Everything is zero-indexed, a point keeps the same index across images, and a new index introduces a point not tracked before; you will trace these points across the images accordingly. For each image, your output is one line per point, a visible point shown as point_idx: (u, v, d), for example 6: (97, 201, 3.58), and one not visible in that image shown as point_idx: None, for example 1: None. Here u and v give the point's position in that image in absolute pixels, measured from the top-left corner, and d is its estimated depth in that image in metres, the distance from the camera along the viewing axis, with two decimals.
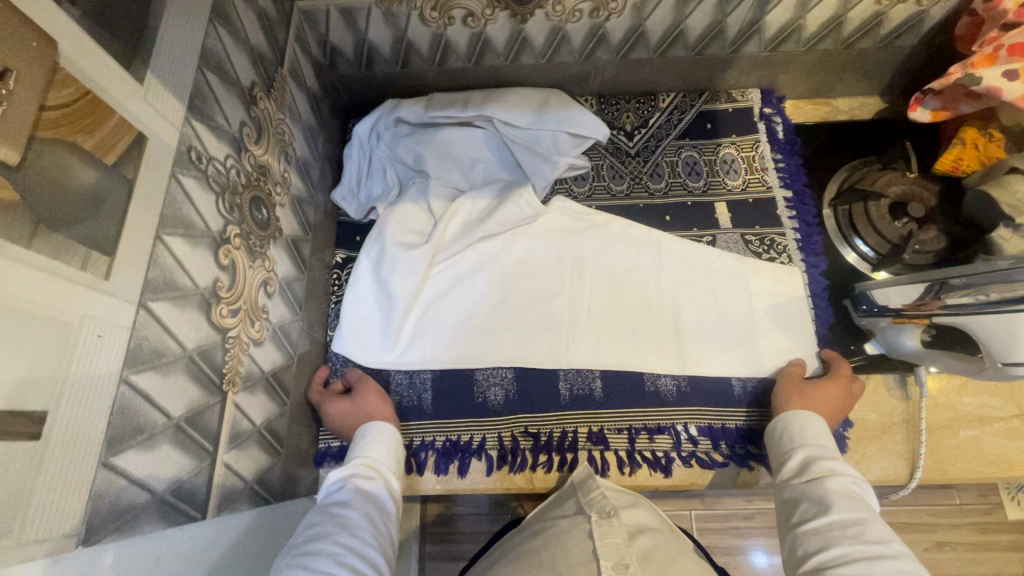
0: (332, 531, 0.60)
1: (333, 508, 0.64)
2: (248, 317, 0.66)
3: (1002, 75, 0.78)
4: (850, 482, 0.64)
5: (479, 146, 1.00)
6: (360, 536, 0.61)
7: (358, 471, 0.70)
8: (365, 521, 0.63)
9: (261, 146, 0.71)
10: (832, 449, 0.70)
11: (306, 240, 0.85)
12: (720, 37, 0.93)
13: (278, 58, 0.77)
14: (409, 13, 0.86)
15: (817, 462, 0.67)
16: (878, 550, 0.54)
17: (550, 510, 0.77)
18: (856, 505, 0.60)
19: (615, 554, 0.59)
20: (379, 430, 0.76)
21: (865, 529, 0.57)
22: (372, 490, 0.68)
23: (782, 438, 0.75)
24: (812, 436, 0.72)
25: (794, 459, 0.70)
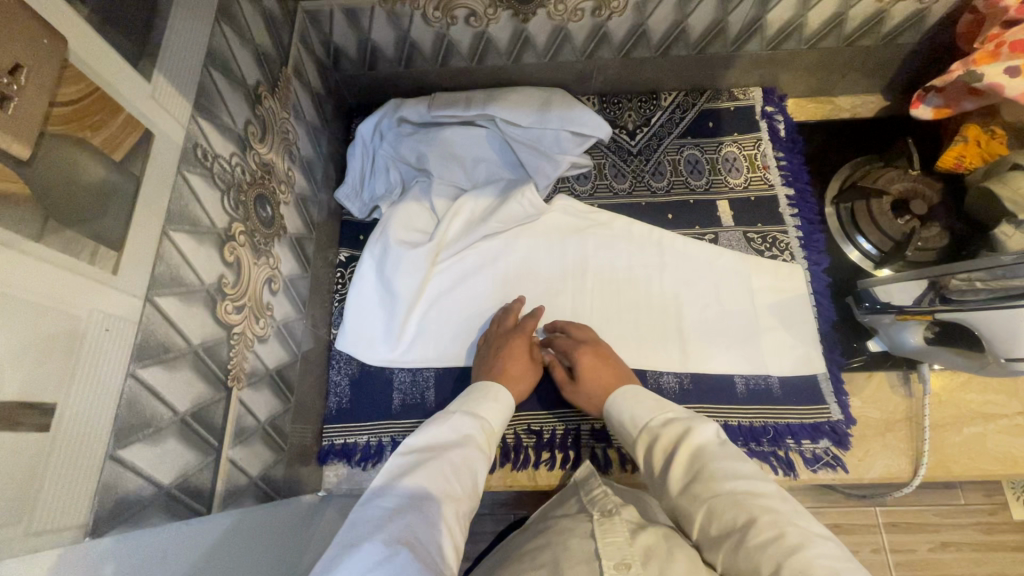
0: (435, 494, 0.59)
1: (444, 459, 0.63)
2: (252, 314, 0.67)
3: (1004, 72, 0.79)
4: (681, 460, 0.61)
5: (482, 145, 1.01)
6: (456, 510, 0.60)
7: (471, 432, 0.69)
8: (465, 492, 0.62)
9: (266, 145, 0.71)
10: (650, 427, 0.68)
11: (310, 239, 0.86)
12: (722, 36, 0.93)
13: (282, 58, 0.77)
14: (412, 13, 0.87)
15: (654, 452, 0.65)
16: (736, 539, 0.52)
17: (549, 511, 0.78)
18: (696, 489, 0.58)
19: (616, 553, 0.57)
20: (495, 393, 0.76)
21: (717, 520, 0.55)
22: (478, 456, 0.67)
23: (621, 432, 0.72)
24: (629, 423, 0.71)
25: (643, 455, 0.68)
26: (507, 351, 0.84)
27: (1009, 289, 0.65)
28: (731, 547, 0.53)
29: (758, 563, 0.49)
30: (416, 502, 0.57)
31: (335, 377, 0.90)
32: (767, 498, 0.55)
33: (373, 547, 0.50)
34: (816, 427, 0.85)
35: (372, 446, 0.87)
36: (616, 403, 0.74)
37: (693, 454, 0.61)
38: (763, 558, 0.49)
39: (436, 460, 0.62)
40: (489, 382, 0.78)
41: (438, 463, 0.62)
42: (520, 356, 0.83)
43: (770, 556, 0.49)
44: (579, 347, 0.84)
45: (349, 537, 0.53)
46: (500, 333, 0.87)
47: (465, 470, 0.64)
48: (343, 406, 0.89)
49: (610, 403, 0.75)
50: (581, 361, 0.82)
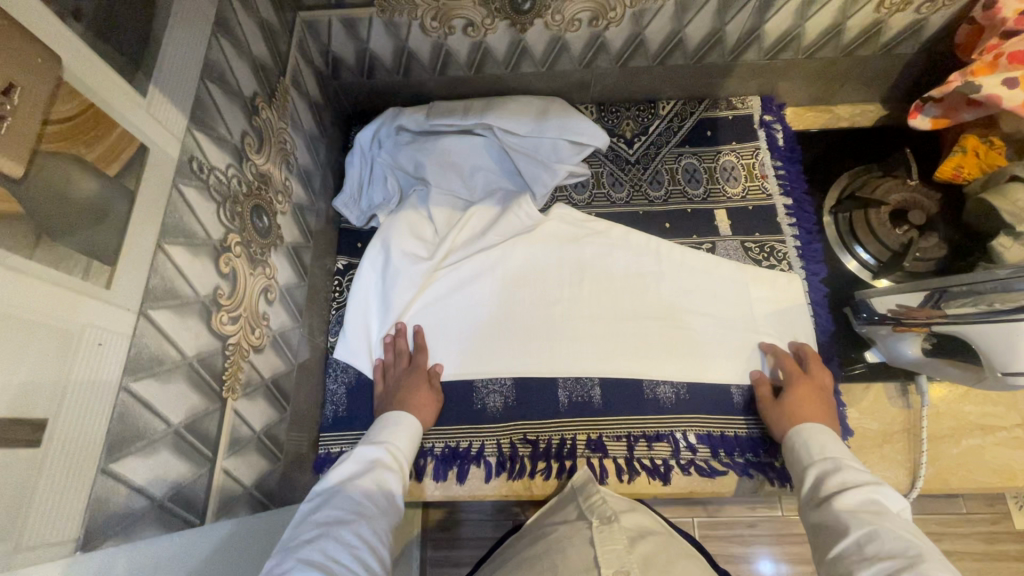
0: (349, 516, 0.59)
1: (352, 488, 0.63)
2: (248, 324, 0.67)
3: (1002, 83, 0.78)
4: (862, 489, 0.60)
5: (479, 154, 1.01)
6: (375, 526, 0.60)
7: (381, 456, 0.70)
8: (382, 511, 0.62)
9: (262, 156, 0.72)
10: (841, 459, 0.66)
11: (308, 248, 0.86)
12: (719, 46, 0.93)
13: (280, 69, 0.78)
14: (410, 23, 0.87)
15: (830, 477, 0.64)
16: (898, 563, 0.50)
17: (545, 518, 0.78)
18: (871, 517, 0.56)
19: (615, 561, 0.59)
20: (400, 421, 0.77)
21: (877, 543, 0.53)
22: (390, 476, 0.67)
23: (801, 456, 0.71)
24: (813, 447, 0.70)
25: (811, 477, 0.67)
26: (406, 387, 0.84)
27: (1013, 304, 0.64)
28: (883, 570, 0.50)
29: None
30: (329, 527, 0.57)
31: (332, 386, 0.90)
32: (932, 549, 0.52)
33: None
34: None
35: None
36: (806, 430, 0.73)
37: (878, 492, 0.60)
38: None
39: (344, 491, 0.63)
40: (397, 414, 0.79)
41: (347, 493, 0.62)
42: (419, 387, 0.84)
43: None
44: (807, 382, 0.82)
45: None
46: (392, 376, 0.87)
47: (379, 492, 0.64)
48: (339, 415, 0.89)
49: (801, 429, 0.74)
50: (810, 391, 0.81)
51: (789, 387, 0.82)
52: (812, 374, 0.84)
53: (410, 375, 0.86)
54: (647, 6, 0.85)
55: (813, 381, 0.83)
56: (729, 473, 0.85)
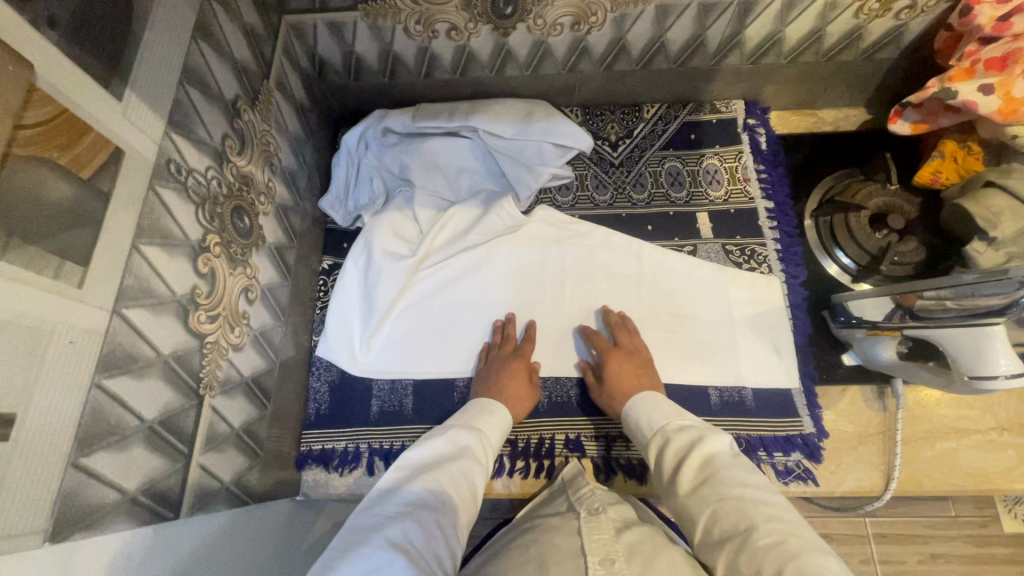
0: (432, 502, 0.62)
1: (439, 472, 0.67)
2: (227, 323, 0.69)
3: (978, 90, 0.78)
4: (694, 464, 0.64)
5: (465, 156, 1.02)
6: (453, 518, 0.62)
7: (467, 444, 0.73)
8: (461, 501, 0.65)
9: (244, 157, 0.73)
10: (664, 429, 0.71)
11: (291, 248, 0.87)
12: (701, 50, 0.94)
13: (264, 72, 0.79)
14: (395, 27, 0.88)
15: (665, 452, 0.69)
16: (737, 543, 0.55)
17: (537, 510, 0.78)
18: (708, 493, 0.60)
19: (602, 550, 0.60)
20: (491, 408, 0.80)
21: (720, 524, 0.57)
22: (473, 467, 0.70)
23: (637, 433, 0.76)
24: (644, 424, 0.74)
25: (653, 459, 0.71)
26: (504, 371, 0.87)
27: (986, 310, 0.64)
28: (731, 550, 0.55)
29: (759, 565, 0.51)
30: (415, 510, 0.60)
31: (315, 384, 0.92)
32: (771, 509, 0.57)
33: (368, 553, 0.53)
34: (788, 439, 0.86)
35: (350, 451, 0.89)
36: (639, 403, 0.78)
37: (708, 461, 0.64)
38: (764, 561, 0.51)
39: (432, 472, 0.66)
40: (486, 402, 0.82)
41: (432, 476, 0.66)
42: (517, 378, 0.86)
43: (772, 563, 0.51)
44: (614, 353, 0.87)
45: (346, 543, 0.56)
46: (496, 357, 0.90)
47: (461, 481, 0.67)
48: (322, 412, 0.91)
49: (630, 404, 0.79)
50: (624, 362, 0.86)
51: (602, 364, 0.87)
52: (619, 343, 0.89)
53: (514, 361, 0.88)
54: (628, 11, 0.85)
55: (626, 350, 0.88)
56: None
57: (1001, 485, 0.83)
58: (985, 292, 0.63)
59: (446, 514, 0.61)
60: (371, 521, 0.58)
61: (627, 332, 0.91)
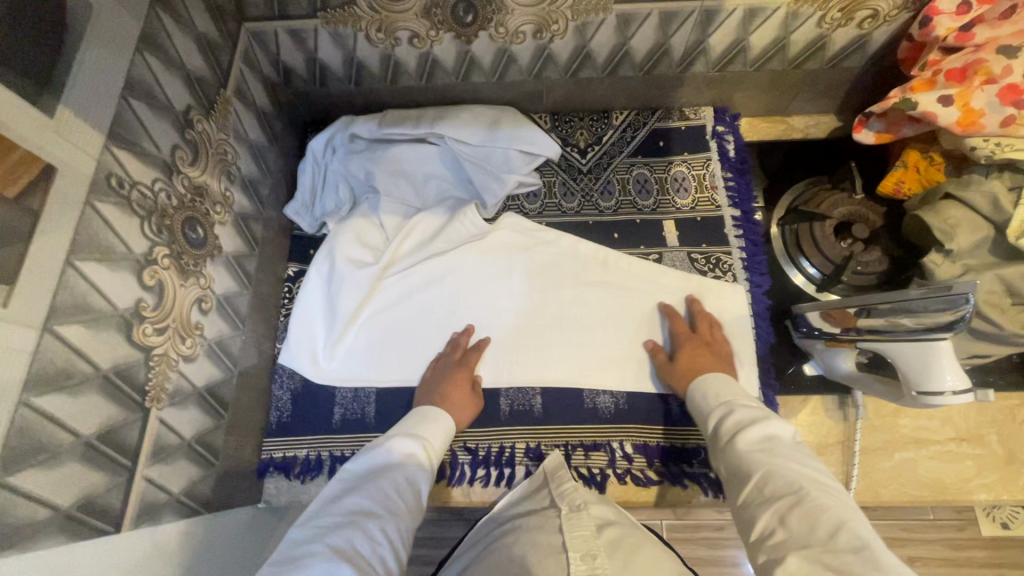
0: (376, 510, 0.62)
1: (383, 479, 0.67)
2: (177, 334, 0.69)
3: (937, 100, 0.77)
4: (757, 429, 0.66)
5: (433, 162, 1.02)
6: (399, 524, 0.63)
7: (413, 451, 0.73)
8: (406, 507, 0.66)
9: (198, 168, 0.73)
10: (731, 402, 0.73)
11: (251, 256, 0.87)
12: (667, 58, 0.93)
13: (221, 80, 0.79)
14: (356, 34, 0.88)
15: (723, 422, 0.70)
16: (790, 501, 0.56)
17: (518, 500, 0.77)
18: (764, 458, 0.62)
19: (582, 545, 0.60)
20: (436, 416, 0.81)
21: (773, 484, 0.59)
22: (417, 472, 0.71)
23: (699, 405, 0.77)
24: (709, 397, 0.76)
25: (710, 427, 0.73)
26: (448, 381, 0.87)
27: (929, 326, 0.65)
28: (779, 510, 0.57)
29: (814, 522, 0.53)
30: (358, 518, 0.60)
31: (277, 392, 0.92)
32: (825, 482, 0.59)
33: (308, 569, 0.54)
34: None
35: (312, 459, 0.89)
36: (706, 381, 0.79)
37: (768, 431, 0.66)
38: (819, 520, 0.53)
39: (376, 481, 0.66)
40: (429, 411, 0.82)
41: (377, 483, 0.66)
42: (459, 388, 0.86)
43: (827, 522, 0.52)
44: (695, 342, 0.87)
45: (283, 565, 0.55)
46: (441, 367, 0.90)
47: (406, 487, 0.67)
48: (283, 420, 0.91)
49: (694, 385, 0.80)
50: (698, 348, 0.86)
51: (680, 350, 0.87)
52: (688, 333, 0.89)
53: (457, 371, 0.88)
54: (590, 19, 0.85)
55: (703, 338, 0.88)
56: (663, 482, 0.87)
57: (958, 495, 0.84)
58: (934, 307, 0.63)
59: (390, 520, 0.62)
60: (311, 536, 0.58)
61: (712, 326, 0.90)
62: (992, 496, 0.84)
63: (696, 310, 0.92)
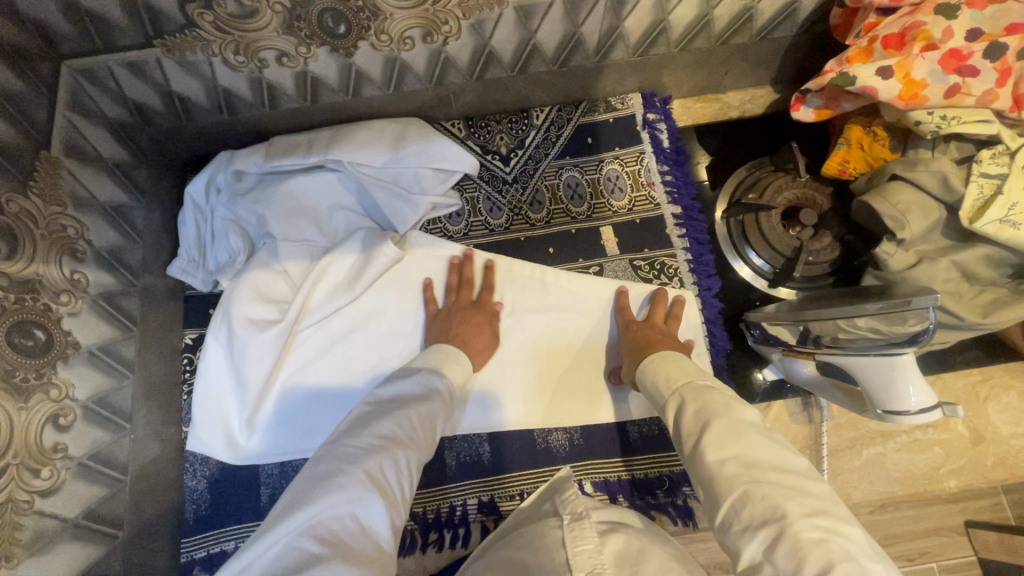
0: (402, 439, 0.59)
1: (411, 411, 0.63)
2: (25, 469, 0.57)
3: (877, 73, 0.69)
4: (719, 425, 0.54)
5: (336, 191, 0.88)
6: (420, 456, 0.60)
7: (437, 386, 0.70)
8: (427, 440, 0.62)
9: (20, 259, 0.59)
10: (682, 387, 0.62)
11: (128, 339, 0.74)
12: (581, 48, 0.83)
13: (38, 141, 0.64)
14: (210, 60, 0.73)
15: (684, 412, 0.59)
16: (775, 531, 0.45)
17: (535, 509, 0.73)
18: (737, 472, 0.50)
19: (588, 564, 0.52)
20: (456, 354, 0.76)
21: (752, 506, 0.47)
22: (437, 405, 0.67)
23: (656, 390, 0.66)
24: (662, 383, 0.65)
25: (671, 419, 0.61)
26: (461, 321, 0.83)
27: (892, 340, 0.60)
28: (766, 542, 0.46)
29: (803, 560, 0.43)
30: (387, 445, 0.57)
31: (191, 483, 0.81)
32: (811, 496, 0.48)
33: (343, 488, 0.50)
34: None
35: None
36: (655, 364, 0.69)
37: (736, 428, 0.54)
38: (807, 557, 0.43)
39: (403, 411, 0.62)
40: (454, 347, 0.78)
41: (404, 413, 0.62)
42: (478, 331, 0.82)
43: (818, 560, 0.42)
44: (647, 330, 0.80)
45: (315, 475, 0.52)
46: (456, 308, 0.85)
47: (428, 422, 0.64)
48: (202, 515, 0.80)
49: (644, 368, 0.70)
50: (655, 335, 0.78)
51: (631, 335, 0.80)
52: (645, 324, 0.81)
53: (472, 313, 0.84)
54: (484, 16, 0.72)
55: (661, 327, 0.81)
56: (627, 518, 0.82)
57: (926, 485, 0.84)
58: (896, 319, 0.59)
59: (414, 452, 0.59)
60: (343, 450, 0.55)
61: (671, 319, 0.83)
62: (961, 482, 0.84)
63: (657, 295, 0.85)
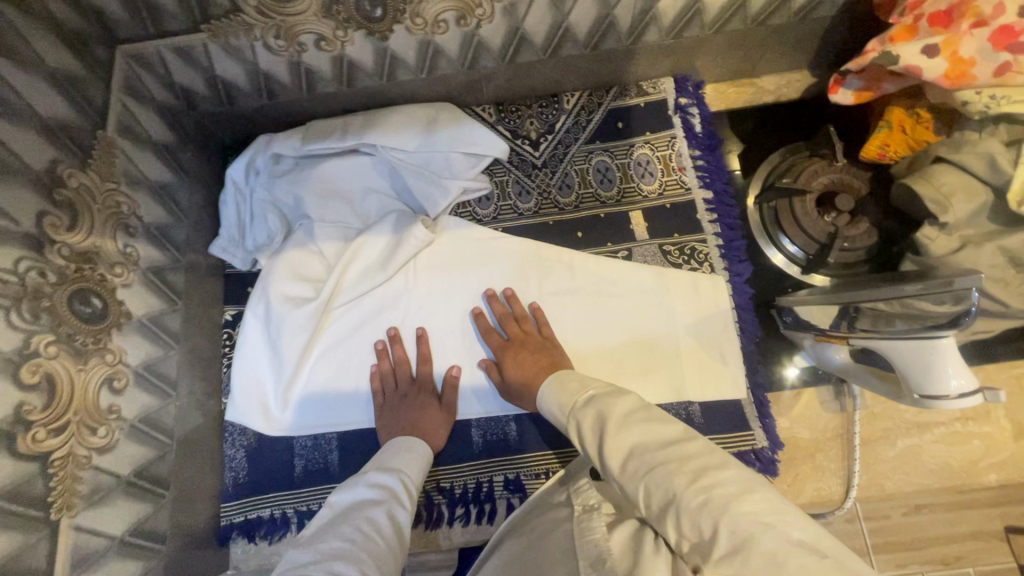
0: (358, 548, 0.52)
1: (363, 514, 0.56)
2: (84, 428, 0.60)
3: (921, 52, 0.67)
4: (611, 426, 0.53)
5: (369, 175, 0.91)
6: (383, 562, 0.52)
7: (391, 486, 0.62)
8: (392, 545, 0.55)
9: (81, 231, 0.63)
10: (584, 400, 0.60)
11: (174, 312, 0.78)
12: (613, 30, 0.83)
13: (96, 121, 0.68)
14: (252, 44, 0.76)
15: (590, 426, 0.55)
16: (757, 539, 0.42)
17: (545, 497, 0.68)
18: (635, 470, 0.49)
19: (593, 552, 0.50)
20: (411, 446, 0.72)
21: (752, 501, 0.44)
22: (401, 514, 0.60)
23: (556, 407, 0.63)
24: (561, 402, 0.62)
25: (580, 435, 0.56)
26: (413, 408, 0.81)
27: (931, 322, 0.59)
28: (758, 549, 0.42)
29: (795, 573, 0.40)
30: (339, 558, 0.50)
31: (230, 452, 0.85)
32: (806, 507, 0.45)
33: None
34: (738, 456, 0.82)
35: (278, 518, 0.83)
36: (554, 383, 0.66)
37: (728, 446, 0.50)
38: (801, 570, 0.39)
39: (356, 517, 0.56)
40: (406, 436, 0.75)
41: (361, 519, 0.55)
42: (424, 408, 0.81)
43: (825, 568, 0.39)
44: (517, 346, 0.81)
45: None
46: (397, 391, 0.83)
47: (390, 525, 0.57)
48: (240, 481, 0.84)
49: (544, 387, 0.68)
50: (531, 354, 0.79)
51: (505, 357, 0.80)
52: (512, 336, 0.83)
53: (415, 392, 0.83)
54: None
55: (533, 341, 0.82)
56: None
57: (964, 479, 0.81)
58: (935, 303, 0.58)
59: (375, 565, 0.51)
60: None
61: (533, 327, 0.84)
62: (1003, 476, 0.81)
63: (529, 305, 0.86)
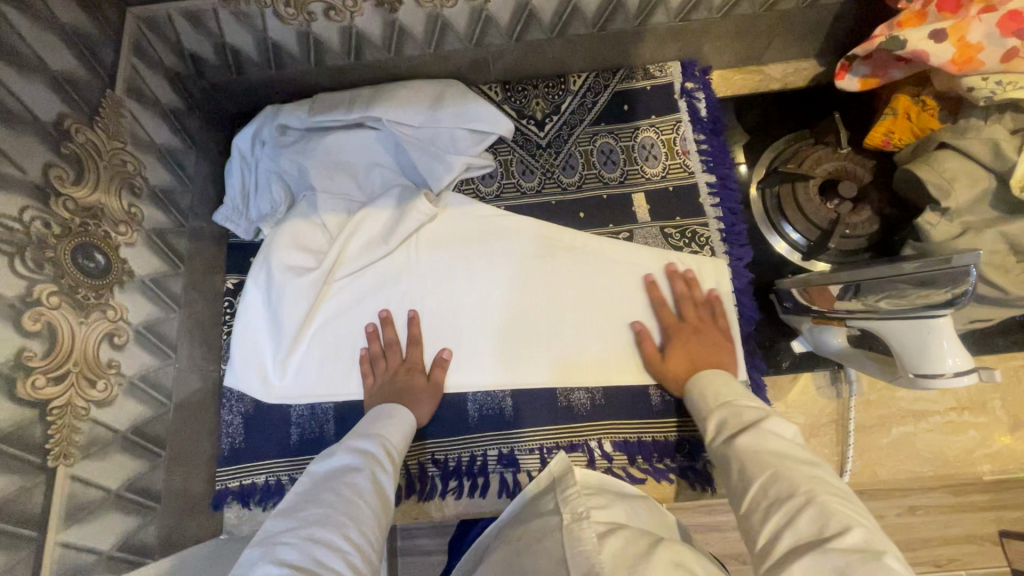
0: (335, 512, 0.52)
1: (342, 479, 0.57)
2: (84, 379, 0.61)
3: (929, 36, 0.66)
4: (747, 432, 0.58)
5: (374, 149, 0.91)
6: (364, 522, 0.53)
7: (370, 450, 0.63)
8: (375, 506, 0.55)
9: (86, 186, 0.64)
10: (731, 402, 0.65)
11: (176, 275, 0.79)
12: (621, 10, 0.83)
13: (105, 81, 0.69)
14: (262, 12, 0.76)
15: (725, 428, 0.61)
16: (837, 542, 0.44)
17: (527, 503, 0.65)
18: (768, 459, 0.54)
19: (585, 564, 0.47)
20: (393, 412, 0.72)
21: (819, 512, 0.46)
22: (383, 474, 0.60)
23: (706, 399, 0.68)
24: (709, 397, 0.68)
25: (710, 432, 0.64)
26: (403, 384, 0.81)
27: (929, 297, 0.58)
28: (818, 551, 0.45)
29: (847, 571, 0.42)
30: (315, 526, 0.51)
31: (227, 418, 0.85)
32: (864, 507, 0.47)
33: None
34: None
35: (272, 485, 0.84)
36: (706, 380, 0.71)
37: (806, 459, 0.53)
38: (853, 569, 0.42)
39: (333, 483, 0.56)
40: (394, 405, 0.74)
41: (339, 484, 0.56)
42: (415, 384, 0.81)
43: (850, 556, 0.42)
44: (682, 330, 0.81)
45: None
46: (387, 371, 0.83)
47: (370, 485, 0.57)
48: (236, 447, 0.85)
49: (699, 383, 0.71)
50: (701, 341, 0.79)
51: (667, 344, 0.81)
52: (685, 317, 0.82)
53: (405, 371, 0.83)
54: None
55: (700, 325, 0.82)
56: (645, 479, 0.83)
57: (958, 468, 0.81)
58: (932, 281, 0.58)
59: (355, 527, 0.52)
60: (263, 551, 0.50)
61: (704, 306, 0.83)
62: (996, 467, 0.81)
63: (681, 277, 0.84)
